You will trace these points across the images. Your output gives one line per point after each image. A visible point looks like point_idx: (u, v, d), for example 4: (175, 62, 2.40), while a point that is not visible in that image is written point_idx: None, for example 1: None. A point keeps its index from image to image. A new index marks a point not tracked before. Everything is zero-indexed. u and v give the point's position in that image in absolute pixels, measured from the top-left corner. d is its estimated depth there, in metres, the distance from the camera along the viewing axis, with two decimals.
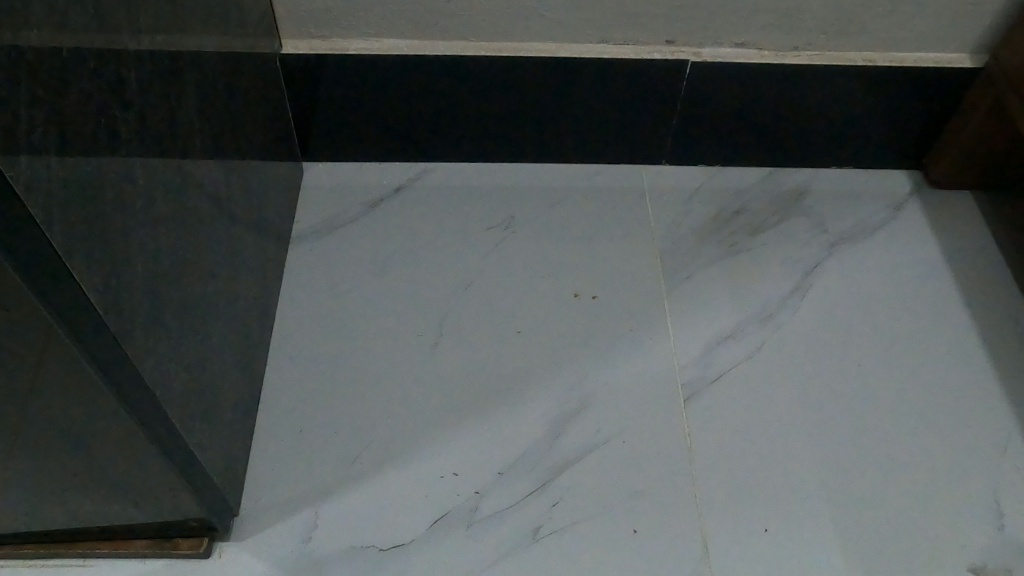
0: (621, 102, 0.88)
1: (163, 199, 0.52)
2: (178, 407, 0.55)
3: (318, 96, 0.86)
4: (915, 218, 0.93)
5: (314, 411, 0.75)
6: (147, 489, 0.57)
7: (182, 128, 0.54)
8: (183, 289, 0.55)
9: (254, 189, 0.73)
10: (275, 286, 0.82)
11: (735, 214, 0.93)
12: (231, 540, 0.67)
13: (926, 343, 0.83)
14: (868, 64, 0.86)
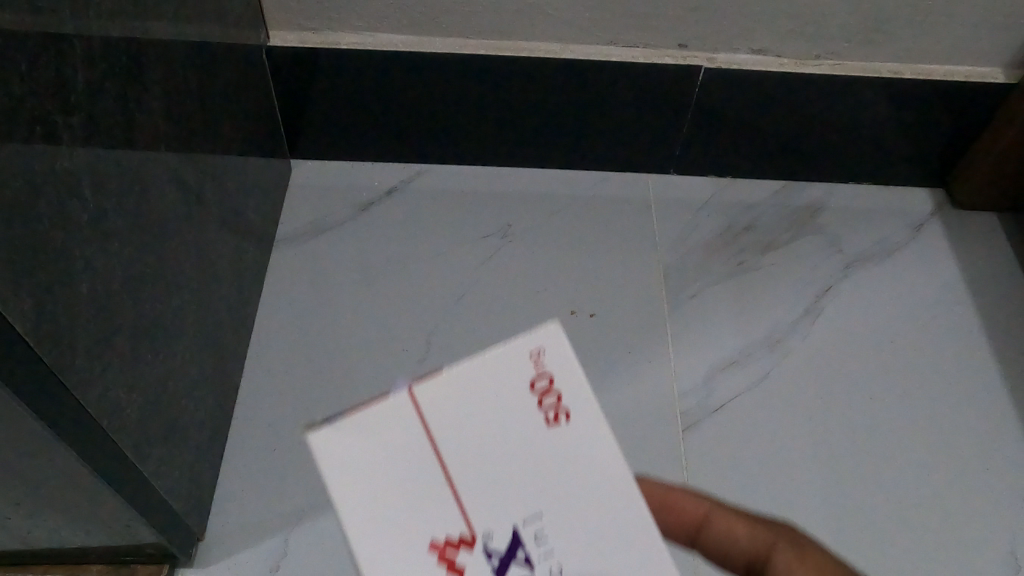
0: (628, 108, 0.83)
1: (118, 211, 0.47)
2: (133, 434, 0.51)
3: (308, 92, 0.82)
4: (936, 241, 0.88)
5: (289, 429, 0.71)
6: (98, 517, 0.54)
7: (142, 130, 0.50)
8: (141, 306, 0.51)
9: (232, 191, 0.69)
10: (255, 293, 0.77)
11: (745, 229, 0.88)
12: (194, 567, 0.63)
13: (945, 377, 0.78)
14: (894, 76, 0.80)
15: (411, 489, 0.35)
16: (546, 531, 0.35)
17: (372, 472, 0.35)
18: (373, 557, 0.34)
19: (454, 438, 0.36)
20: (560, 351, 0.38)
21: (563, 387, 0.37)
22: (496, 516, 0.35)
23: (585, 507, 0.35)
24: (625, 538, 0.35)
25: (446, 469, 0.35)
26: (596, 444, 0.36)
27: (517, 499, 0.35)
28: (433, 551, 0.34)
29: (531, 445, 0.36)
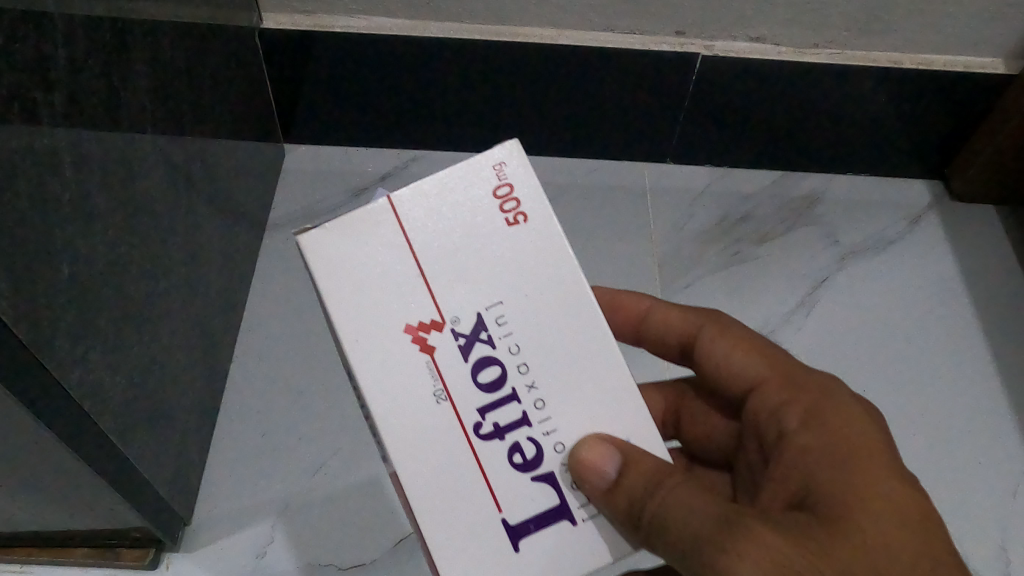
0: (625, 95, 0.83)
1: (100, 191, 0.46)
2: (117, 419, 0.50)
3: (301, 75, 0.81)
4: (933, 234, 0.87)
5: (279, 415, 0.70)
6: (83, 500, 0.53)
7: (127, 110, 0.49)
8: (125, 287, 0.50)
9: (222, 175, 0.68)
10: (246, 277, 0.77)
11: (741, 219, 0.87)
12: (181, 551, 0.63)
13: (937, 371, 0.78)
14: (894, 66, 0.79)
15: (389, 282, 0.42)
16: (505, 314, 0.42)
17: (353, 267, 0.42)
18: (357, 333, 0.41)
19: (426, 236, 0.42)
20: (521, 166, 0.44)
21: (521, 194, 0.43)
22: (461, 303, 0.42)
23: (544, 302, 0.42)
24: (570, 328, 0.42)
25: (418, 260, 0.42)
26: (548, 246, 0.43)
27: (479, 291, 0.42)
28: (410, 335, 0.41)
29: (490, 240, 0.42)
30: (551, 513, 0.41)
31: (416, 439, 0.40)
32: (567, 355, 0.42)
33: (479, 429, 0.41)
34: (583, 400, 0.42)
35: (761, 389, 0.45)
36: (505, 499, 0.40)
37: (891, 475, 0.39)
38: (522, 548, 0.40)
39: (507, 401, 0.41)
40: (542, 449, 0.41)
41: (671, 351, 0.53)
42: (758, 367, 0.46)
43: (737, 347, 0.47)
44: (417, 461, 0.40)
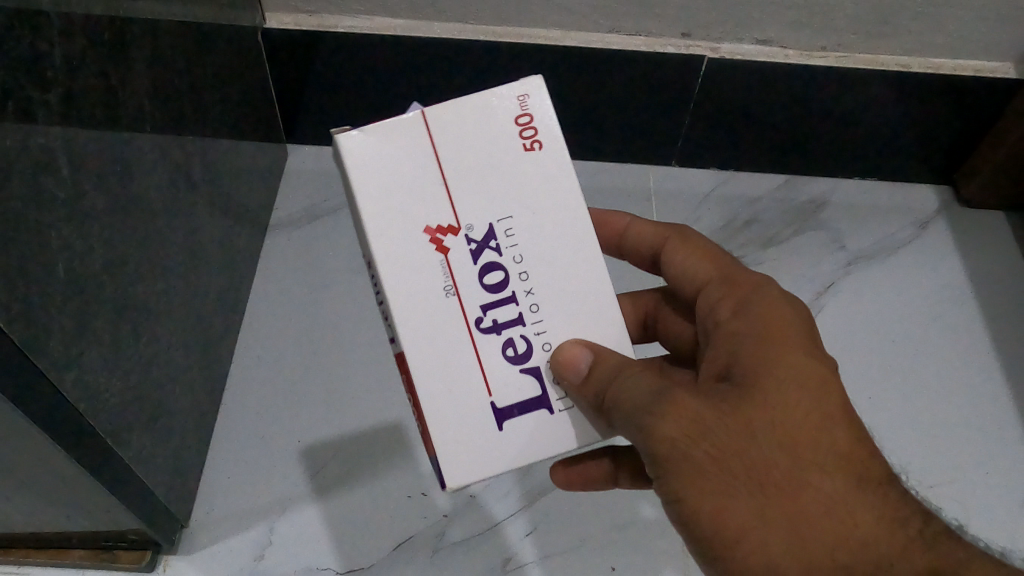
0: (630, 98, 0.82)
1: (97, 191, 0.46)
2: (114, 421, 0.50)
3: (304, 76, 0.80)
4: (940, 240, 0.87)
5: (278, 417, 0.70)
6: (79, 501, 0.53)
7: (125, 110, 0.49)
8: (123, 288, 0.50)
9: (223, 175, 0.68)
10: (247, 278, 0.77)
11: (746, 224, 0.87)
12: (178, 553, 0.63)
13: (944, 379, 0.77)
14: (903, 70, 0.79)
15: (414, 187, 0.45)
16: (513, 226, 0.45)
17: (384, 167, 0.45)
18: (383, 226, 0.44)
19: (452, 148, 0.45)
20: (541, 96, 0.46)
21: (543, 124, 0.46)
22: (476, 213, 0.45)
23: (550, 218, 0.46)
24: (570, 244, 0.46)
25: (443, 168, 0.45)
26: (561, 171, 0.46)
27: (491, 204, 0.45)
28: (428, 235, 0.45)
29: (509, 161, 0.46)
30: (534, 403, 0.45)
31: (425, 327, 0.44)
32: (565, 271, 0.46)
33: (480, 324, 0.45)
34: (574, 304, 0.46)
35: (707, 289, 0.47)
36: (496, 387, 0.45)
37: (811, 356, 0.42)
38: (506, 430, 0.44)
39: (507, 302, 0.45)
40: (533, 347, 0.45)
41: (647, 261, 0.55)
42: (707, 269, 0.48)
43: (693, 250, 0.49)
44: (424, 347, 0.44)
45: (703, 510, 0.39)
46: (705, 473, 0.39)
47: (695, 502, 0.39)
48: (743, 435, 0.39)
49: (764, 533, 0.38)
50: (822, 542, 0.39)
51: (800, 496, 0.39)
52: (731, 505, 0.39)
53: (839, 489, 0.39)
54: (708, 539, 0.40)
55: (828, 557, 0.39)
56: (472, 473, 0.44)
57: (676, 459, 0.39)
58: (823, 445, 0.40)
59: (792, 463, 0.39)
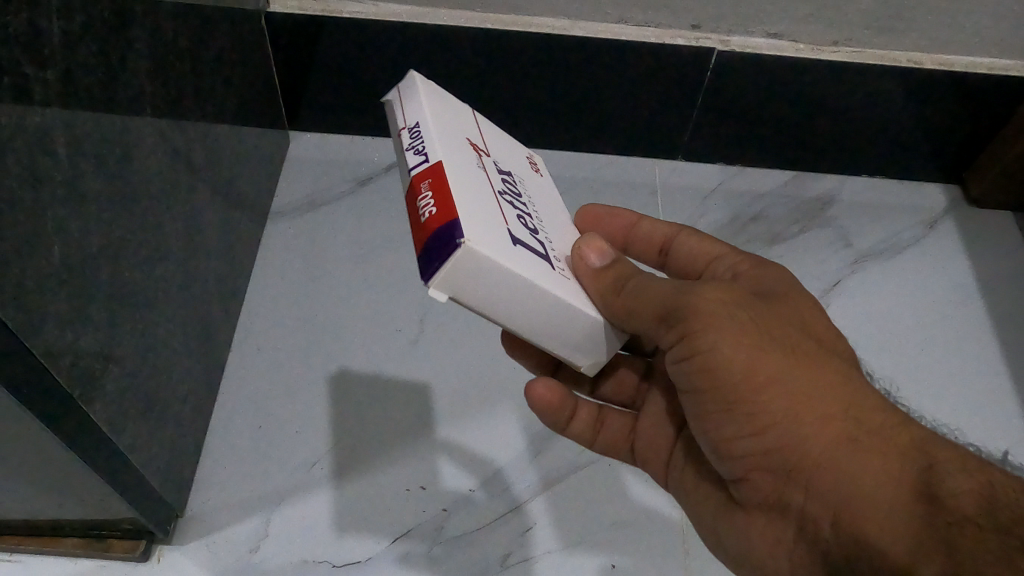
0: (638, 90, 0.81)
1: (96, 173, 0.45)
2: (107, 409, 0.49)
3: (308, 63, 0.79)
4: (948, 240, 0.86)
5: (277, 406, 0.69)
6: (72, 488, 0.52)
7: (126, 92, 0.48)
8: (120, 274, 0.49)
9: (225, 160, 0.67)
10: (246, 267, 0.76)
11: (752, 220, 0.86)
12: (172, 543, 0.62)
13: (950, 379, 0.76)
14: (915, 66, 0.77)
15: (461, 113, 0.50)
16: (522, 180, 0.50)
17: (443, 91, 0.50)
18: (436, 104, 0.47)
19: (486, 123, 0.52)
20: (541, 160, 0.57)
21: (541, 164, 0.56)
22: (499, 152, 0.51)
23: (548, 196, 0.52)
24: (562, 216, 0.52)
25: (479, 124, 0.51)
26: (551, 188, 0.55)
27: (508, 157, 0.51)
28: (464, 137, 0.47)
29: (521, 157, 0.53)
30: (537, 256, 0.44)
31: (463, 159, 0.44)
32: (559, 225, 0.50)
33: (502, 194, 0.45)
34: (564, 238, 0.50)
35: (723, 260, 0.52)
36: (511, 221, 0.43)
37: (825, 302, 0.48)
38: (517, 247, 0.42)
39: (519, 202, 0.47)
40: (539, 234, 0.46)
41: (649, 256, 0.57)
42: (717, 248, 0.53)
43: (703, 240, 0.54)
44: (459, 167, 0.43)
45: (733, 361, 0.41)
46: (735, 326, 0.42)
47: (726, 352, 0.42)
48: (768, 314, 0.44)
49: (787, 384, 0.41)
50: (836, 403, 0.42)
51: (818, 366, 0.43)
52: (759, 358, 0.42)
53: (849, 372, 0.43)
54: (730, 393, 0.42)
55: (839, 418, 0.41)
56: (488, 244, 0.39)
57: (710, 314, 0.42)
58: (831, 345, 0.45)
59: (809, 342, 0.44)
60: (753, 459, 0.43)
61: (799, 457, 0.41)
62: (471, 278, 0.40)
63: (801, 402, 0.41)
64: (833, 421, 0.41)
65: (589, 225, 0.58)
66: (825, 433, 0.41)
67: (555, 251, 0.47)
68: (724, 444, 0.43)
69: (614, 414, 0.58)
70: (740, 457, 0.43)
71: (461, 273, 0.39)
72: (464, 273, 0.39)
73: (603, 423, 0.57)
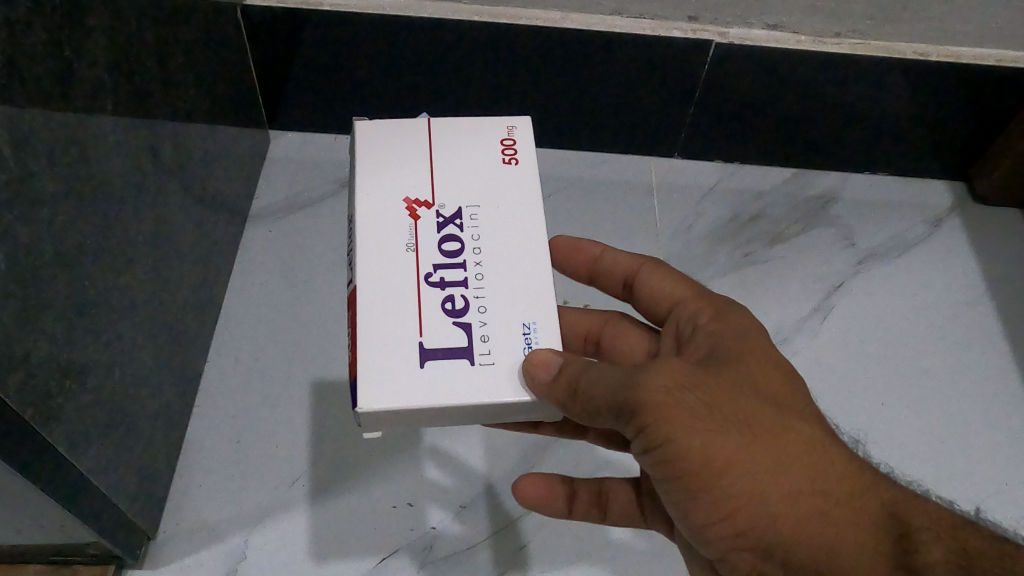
0: (632, 84, 0.77)
1: (47, 173, 0.41)
2: (67, 428, 0.45)
3: (286, 59, 0.75)
4: (954, 238, 0.83)
5: (255, 420, 0.65)
6: (30, 512, 0.49)
7: (81, 84, 0.44)
8: (79, 283, 0.46)
9: (198, 161, 0.63)
10: (224, 272, 0.72)
11: (752, 219, 0.83)
12: (144, 567, 0.58)
13: (961, 382, 0.73)
14: (920, 58, 0.74)
15: (407, 164, 0.49)
16: (478, 214, 0.48)
17: (389, 145, 0.50)
18: (372, 184, 0.48)
19: (447, 151, 0.50)
20: (527, 129, 0.51)
21: (523, 151, 0.50)
22: (451, 192, 0.48)
23: (511, 215, 0.48)
24: (524, 237, 0.47)
25: (434, 161, 0.49)
26: (531, 185, 0.49)
27: (463, 192, 0.48)
28: (405, 206, 0.47)
29: (488, 171, 0.49)
30: (458, 354, 0.43)
31: (382, 268, 0.45)
32: (516, 259, 0.46)
33: (428, 279, 0.45)
34: (522, 279, 0.45)
35: (682, 307, 0.48)
36: (428, 329, 0.43)
37: (768, 347, 0.44)
38: (426, 369, 0.42)
39: (457, 266, 0.46)
40: (469, 307, 0.44)
41: (618, 290, 0.55)
42: (681, 291, 0.49)
43: (667, 278, 0.50)
44: (377, 284, 0.44)
45: (692, 451, 0.38)
46: (688, 413, 0.38)
47: (681, 442, 0.38)
48: (725, 387, 0.40)
49: (748, 467, 0.38)
50: (802, 476, 0.39)
51: (778, 437, 0.40)
52: (720, 442, 0.38)
53: (811, 436, 0.40)
54: (692, 482, 0.39)
55: (807, 492, 0.39)
56: (384, 400, 0.41)
57: (663, 402, 0.38)
58: (793, 404, 0.42)
59: (768, 407, 0.40)
60: (725, 540, 0.40)
61: (771, 538, 0.39)
62: (394, 424, 0.43)
63: (768, 481, 0.39)
64: (802, 496, 0.39)
65: (556, 258, 0.56)
66: (797, 510, 0.39)
67: (487, 317, 0.44)
68: (698, 527, 0.41)
69: (616, 485, 0.53)
70: (713, 538, 0.41)
71: (381, 422, 0.42)
72: (386, 422, 0.42)
73: (607, 500, 0.52)
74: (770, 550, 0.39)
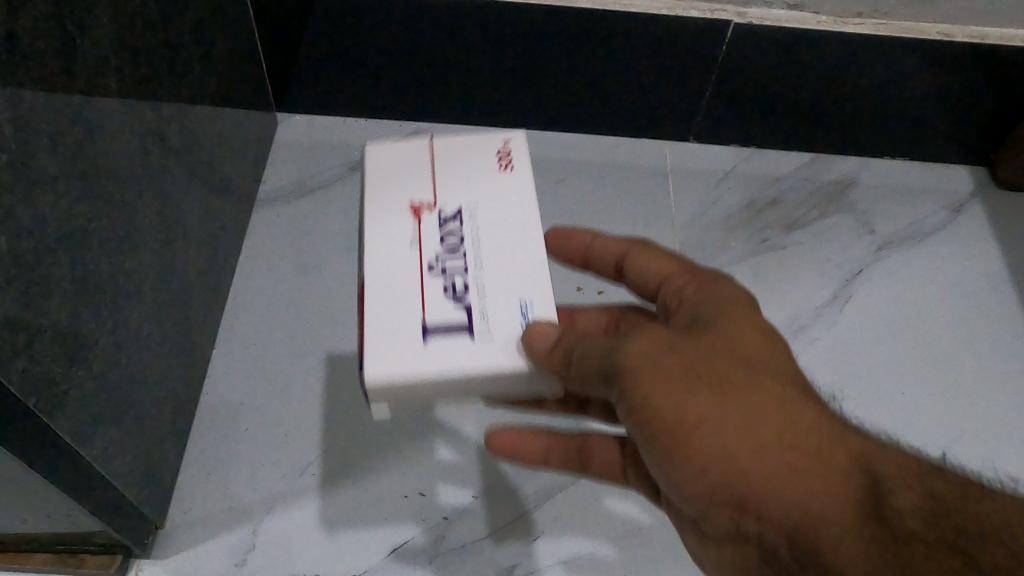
0: (648, 66, 0.76)
1: (51, 153, 0.40)
2: (72, 416, 0.44)
3: (294, 40, 0.74)
4: (976, 224, 0.81)
5: (264, 408, 0.64)
6: (36, 501, 0.48)
7: (84, 62, 0.43)
8: (84, 268, 0.44)
9: (205, 143, 0.62)
10: (231, 258, 0.71)
11: (769, 204, 0.81)
12: (151, 557, 0.57)
13: (982, 370, 0.72)
14: (945, 39, 0.72)
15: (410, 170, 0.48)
16: (477, 211, 0.46)
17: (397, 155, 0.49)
18: (378, 189, 0.47)
19: (448, 155, 0.49)
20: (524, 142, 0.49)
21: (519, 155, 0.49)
22: (452, 193, 0.47)
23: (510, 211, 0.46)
24: (521, 232, 0.45)
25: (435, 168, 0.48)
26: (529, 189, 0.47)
27: (463, 190, 0.47)
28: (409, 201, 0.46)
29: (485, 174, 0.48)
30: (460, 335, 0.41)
31: (385, 263, 0.44)
32: (512, 249, 0.45)
33: (430, 269, 0.44)
34: (519, 266, 0.44)
35: (672, 282, 0.45)
36: (433, 313, 0.42)
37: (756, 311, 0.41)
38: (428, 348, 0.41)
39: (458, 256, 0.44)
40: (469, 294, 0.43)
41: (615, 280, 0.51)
42: (670, 266, 0.46)
43: (658, 257, 0.47)
44: (381, 278, 0.43)
45: (661, 407, 0.36)
46: (659, 371, 0.37)
47: (650, 403, 0.37)
48: (705, 348, 0.38)
49: (719, 420, 0.36)
50: (781, 427, 0.36)
51: (754, 395, 0.37)
52: (689, 400, 0.36)
53: (794, 399, 0.37)
54: (663, 437, 0.37)
55: (785, 454, 0.35)
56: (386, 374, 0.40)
57: (637, 368, 0.37)
58: (779, 369, 0.38)
59: (751, 368, 0.37)
60: (702, 500, 0.37)
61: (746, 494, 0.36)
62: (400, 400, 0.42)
63: (739, 439, 0.36)
64: (783, 457, 0.35)
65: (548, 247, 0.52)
66: (770, 470, 0.35)
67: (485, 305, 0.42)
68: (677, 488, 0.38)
69: (601, 443, 0.50)
70: (690, 498, 0.38)
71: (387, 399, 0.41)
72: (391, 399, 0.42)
73: (589, 457, 0.50)
74: (744, 513, 0.36)
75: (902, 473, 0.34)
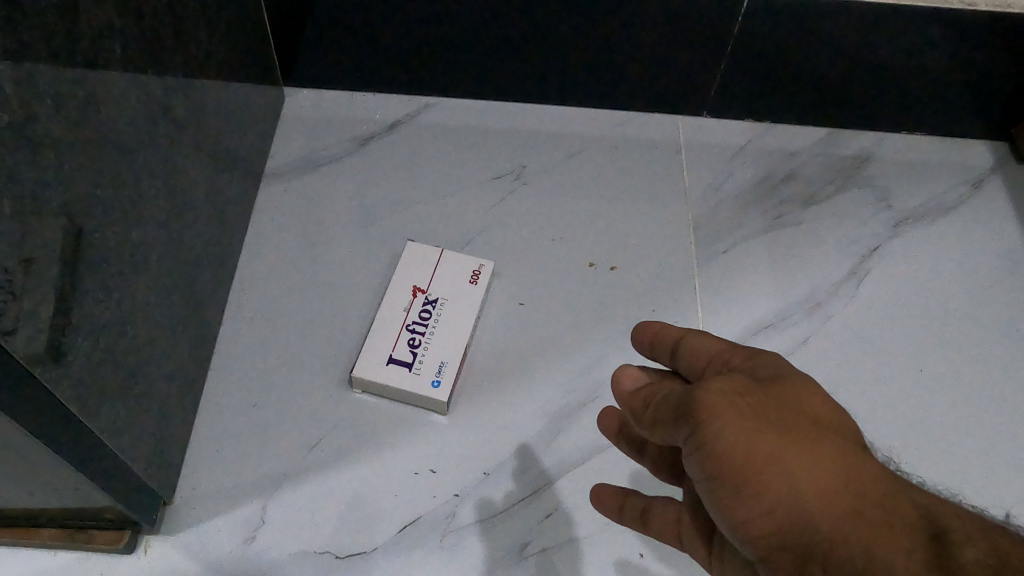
0: (662, 37, 0.74)
1: (54, 117, 0.39)
2: (79, 387, 0.43)
3: (301, 11, 0.72)
4: (996, 200, 0.80)
5: (272, 383, 0.64)
6: (43, 475, 0.47)
7: (86, 24, 0.41)
8: (89, 237, 0.43)
9: (212, 115, 0.61)
10: (239, 233, 0.70)
11: (784, 180, 0.80)
12: (160, 533, 0.57)
13: (1001, 347, 0.71)
14: (968, 8, 0.70)
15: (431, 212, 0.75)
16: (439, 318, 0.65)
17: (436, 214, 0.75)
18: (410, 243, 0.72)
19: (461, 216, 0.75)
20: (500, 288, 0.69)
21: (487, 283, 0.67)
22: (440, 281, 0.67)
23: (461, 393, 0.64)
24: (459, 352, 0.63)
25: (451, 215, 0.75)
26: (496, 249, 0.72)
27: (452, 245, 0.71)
28: (410, 286, 0.66)
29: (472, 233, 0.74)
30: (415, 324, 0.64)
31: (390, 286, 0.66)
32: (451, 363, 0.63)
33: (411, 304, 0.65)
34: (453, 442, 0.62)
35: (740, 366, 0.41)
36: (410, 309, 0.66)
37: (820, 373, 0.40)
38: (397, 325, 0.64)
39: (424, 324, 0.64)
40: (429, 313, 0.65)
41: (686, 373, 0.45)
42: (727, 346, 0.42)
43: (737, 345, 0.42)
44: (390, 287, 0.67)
45: (734, 445, 0.35)
46: (734, 408, 0.36)
47: (719, 435, 0.35)
48: (777, 396, 0.38)
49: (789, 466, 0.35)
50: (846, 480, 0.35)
51: (822, 447, 0.36)
52: (760, 440, 0.36)
53: (858, 454, 0.37)
54: (730, 476, 0.35)
55: (851, 505, 0.35)
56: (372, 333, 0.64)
57: (715, 401, 0.36)
58: (846, 427, 0.38)
59: (819, 424, 0.37)
60: (768, 552, 0.36)
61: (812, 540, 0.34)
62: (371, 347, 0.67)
63: (809, 484, 0.35)
64: (855, 515, 0.34)
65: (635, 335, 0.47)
66: (840, 519, 0.34)
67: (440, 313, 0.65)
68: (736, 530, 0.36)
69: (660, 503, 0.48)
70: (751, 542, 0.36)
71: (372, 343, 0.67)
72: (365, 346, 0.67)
73: (648, 517, 0.48)
74: (810, 560, 0.35)
75: (964, 528, 0.34)
